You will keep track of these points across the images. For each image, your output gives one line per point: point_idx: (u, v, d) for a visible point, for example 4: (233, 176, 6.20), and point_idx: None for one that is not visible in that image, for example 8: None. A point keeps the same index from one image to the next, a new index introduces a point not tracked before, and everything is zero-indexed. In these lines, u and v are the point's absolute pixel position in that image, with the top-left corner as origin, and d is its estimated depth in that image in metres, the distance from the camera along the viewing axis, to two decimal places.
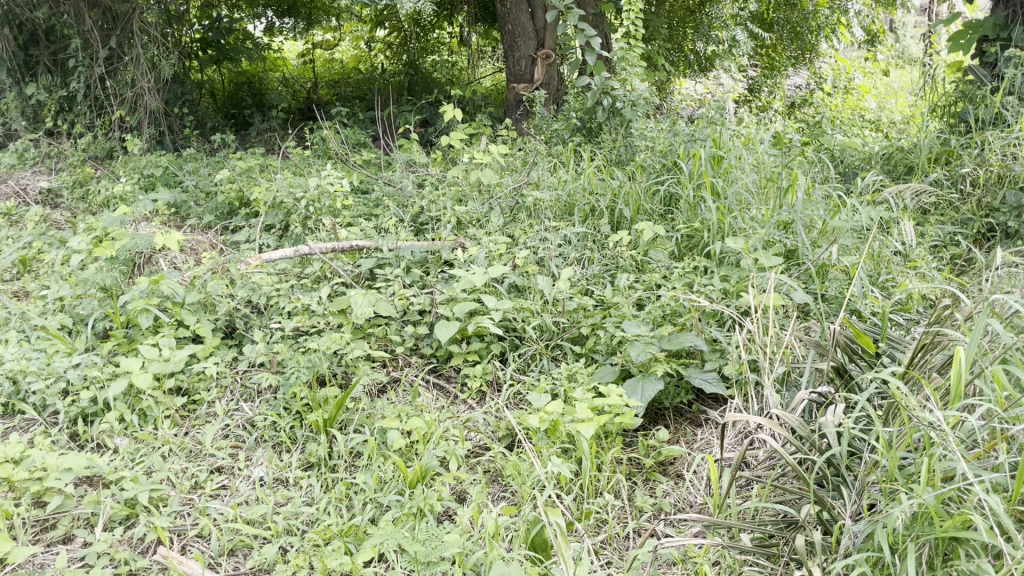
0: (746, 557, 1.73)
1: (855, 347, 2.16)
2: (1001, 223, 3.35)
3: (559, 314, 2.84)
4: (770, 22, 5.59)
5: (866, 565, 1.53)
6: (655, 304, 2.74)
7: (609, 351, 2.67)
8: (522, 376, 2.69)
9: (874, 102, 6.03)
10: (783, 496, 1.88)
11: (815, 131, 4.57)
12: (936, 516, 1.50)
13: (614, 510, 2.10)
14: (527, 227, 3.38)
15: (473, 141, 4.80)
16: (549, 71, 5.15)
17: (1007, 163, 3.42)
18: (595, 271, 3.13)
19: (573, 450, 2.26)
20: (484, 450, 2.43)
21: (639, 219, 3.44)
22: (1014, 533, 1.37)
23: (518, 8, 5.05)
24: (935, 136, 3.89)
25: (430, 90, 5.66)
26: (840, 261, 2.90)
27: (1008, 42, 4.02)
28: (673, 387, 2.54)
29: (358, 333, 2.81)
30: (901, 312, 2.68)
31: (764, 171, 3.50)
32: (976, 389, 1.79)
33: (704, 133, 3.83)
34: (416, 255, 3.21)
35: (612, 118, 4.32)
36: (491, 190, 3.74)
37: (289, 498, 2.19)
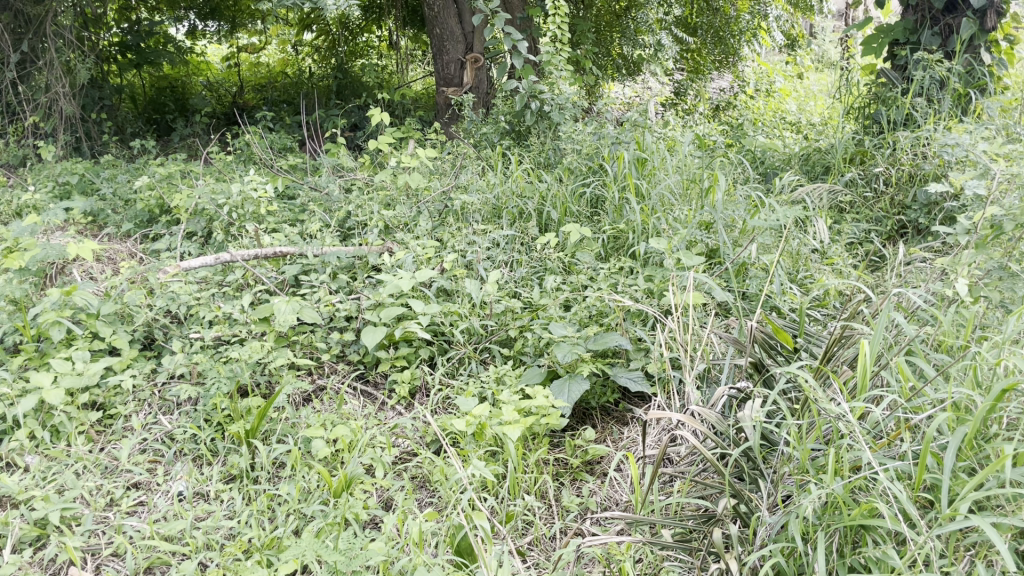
0: (667, 553, 1.74)
1: (773, 343, 2.21)
2: (912, 220, 3.47)
3: (487, 317, 2.84)
4: (694, 26, 5.71)
5: (780, 556, 1.57)
6: (582, 305, 2.76)
7: (536, 353, 2.68)
8: (450, 381, 2.66)
9: (794, 105, 6.15)
10: (703, 491, 1.92)
11: (738, 133, 4.70)
12: (845, 505, 1.55)
13: (540, 511, 2.11)
14: (455, 230, 3.36)
15: (402, 144, 4.76)
16: (478, 75, 5.15)
17: (917, 163, 3.55)
18: (523, 273, 3.13)
19: (499, 453, 2.26)
20: (411, 456, 2.41)
21: (567, 221, 3.47)
22: (917, 519, 1.42)
23: (446, 12, 5.05)
24: (850, 137, 4.02)
25: (359, 93, 5.62)
26: (759, 259, 2.97)
27: (917, 46, 4.17)
28: (599, 386, 2.56)
29: (283, 340, 2.76)
30: (819, 308, 2.76)
31: (687, 172, 3.57)
32: (882, 381, 1.85)
33: (628, 136, 3.89)
34: (343, 261, 3.18)
35: (540, 121, 4.33)
36: (419, 194, 3.72)
37: (209, 513, 2.14)
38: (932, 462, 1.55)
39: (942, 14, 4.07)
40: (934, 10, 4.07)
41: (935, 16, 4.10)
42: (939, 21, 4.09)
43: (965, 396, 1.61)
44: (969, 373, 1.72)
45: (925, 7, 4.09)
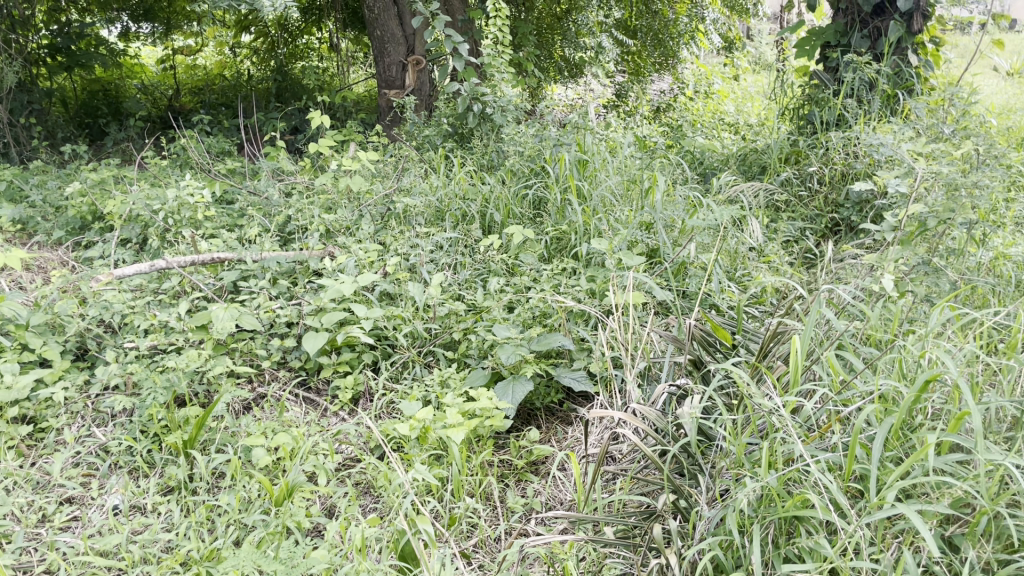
0: (609, 550, 1.76)
1: (711, 340, 2.25)
2: (845, 218, 3.57)
3: (431, 320, 2.83)
4: (634, 29, 5.75)
5: (718, 549, 1.60)
6: (524, 306, 2.77)
7: (480, 355, 2.68)
8: (394, 385, 2.65)
9: (733, 105, 6.25)
10: (645, 488, 1.95)
11: (677, 134, 4.76)
12: (779, 498, 1.59)
13: (484, 514, 2.10)
14: (397, 233, 3.33)
15: (344, 146, 4.71)
16: (420, 77, 5.13)
17: (849, 162, 3.65)
18: (467, 275, 3.12)
19: (444, 456, 2.25)
20: (355, 462, 2.39)
21: (510, 223, 3.47)
22: (847, 509, 1.46)
23: (386, 14, 5.01)
24: (785, 137, 4.11)
25: (299, 96, 5.54)
26: (698, 258, 3.03)
27: (847, 48, 4.28)
28: (543, 387, 2.58)
29: (221, 348, 2.71)
30: (756, 305, 2.82)
31: (627, 174, 3.62)
32: (814, 374, 1.90)
33: (569, 138, 3.92)
34: (283, 265, 3.13)
35: (483, 123, 4.33)
36: (361, 197, 3.68)
37: (146, 525, 2.09)
38: (861, 453, 1.60)
39: (871, 17, 4.19)
40: (864, 13, 4.18)
41: (864, 19, 4.21)
42: (869, 23, 4.22)
43: (892, 388, 1.68)
44: (896, 365, 1.79)
45: (855, 10, 4.21)
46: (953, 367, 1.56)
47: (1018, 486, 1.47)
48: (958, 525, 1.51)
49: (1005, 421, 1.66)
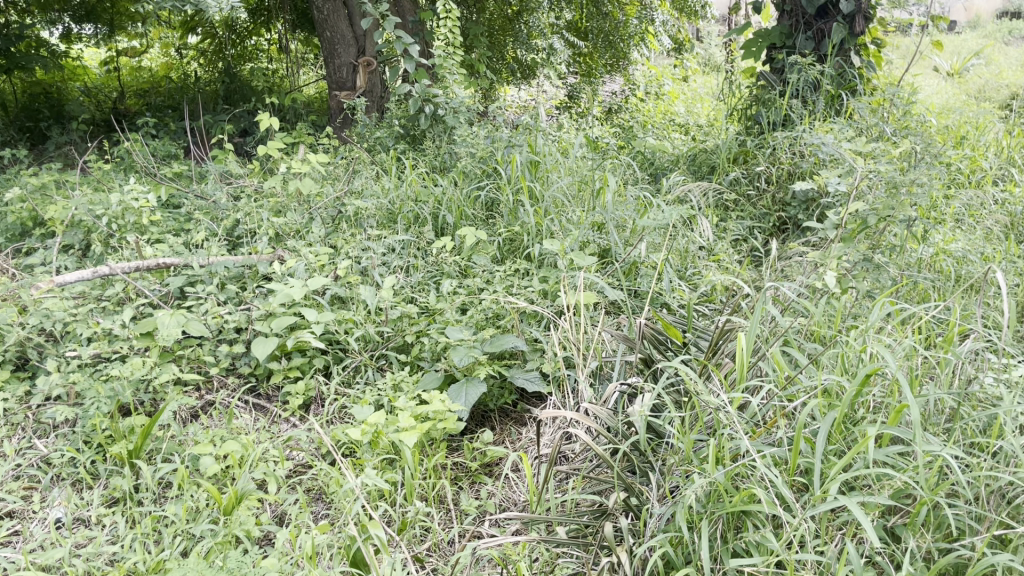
0: (561, 550, 1.77)
1: (661, 338, 2.28)
2: (792, 216, 3.62)
3: (382, 323, 2.81)
4: (585, 31, 5.80)
5: (669, 546, 1.61)
6: (477, 308, 2.77)
7: (433, 358, 2.66)
8: (346, 390, 2.62)
9: (684, 106, 6.31)
10: (597, 486, 1.96)
11: (629, 135, 4.80)
12: (726, 493, 1.61)
13: (438, 517, 2.09)
14: (348, 236, 3.29)
15: (293, 149, 4.65)
16: (371, 79, 5.10)
17: (795, 162, 3.72)
18: (420, 278, 3.09)
19: (396, 460, 2.23)
20: (306, 468, 2.37)
21: (462, 225, 3.46)
22: (792, 502, 1.48)
23: (336, 15, 4.96)
24: (733, 137, 4.18)
25: (248, 98, 5.46)
26: (649, 258, 3.06)
27: (792, 49, 4.36)
28: (497, 388, 2.57)
29: (168, 355, 2.65)
30: (706, 303, 2.86)
31: (578, 175, 3.64)
32: (761, 371, 1.94)
33: (520, 139, 3.92)
34: (231, 270, 3.08)
35: (435, 125, 4.31)
36: (311, 200, 3.64)
37: (90, 538, 2.04)
38: (805, 447, 1.63)
39: (814, 19, 4.26)
40: (807, 16, 4.26)
41: (808, 21, 4.29)
42: (812, 25, 4.28)
43: (835, 382, 1.71)
44: (839, 360, 1.83)
45: (799, 12, 4.28)
46: (892, 361, 1.60)
47: (955, 476, 1.51)
48: (899, 516, 1.54)
49: (944, 413, 1.71)
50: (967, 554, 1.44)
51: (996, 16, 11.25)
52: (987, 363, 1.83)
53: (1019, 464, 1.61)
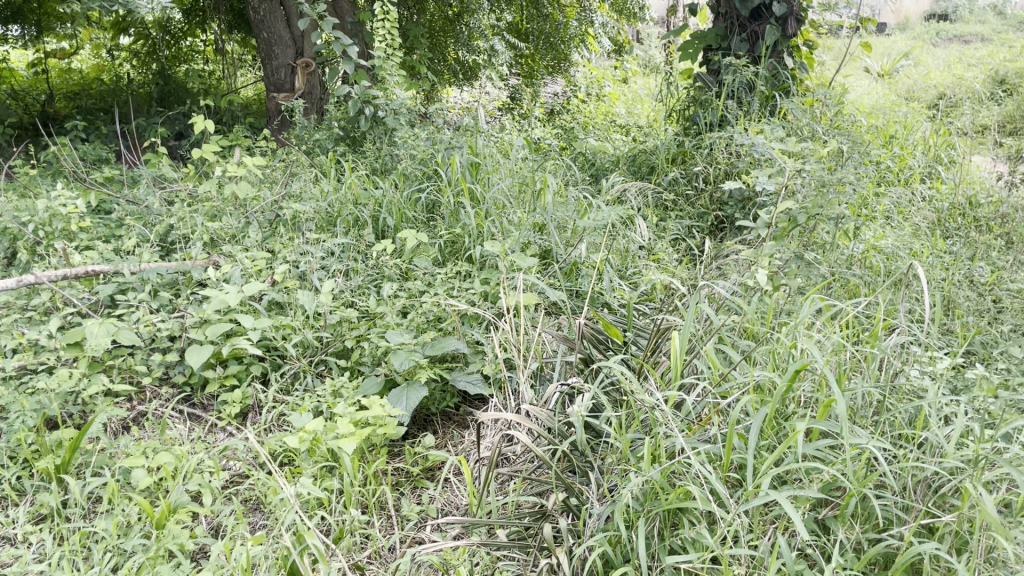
0: (502, 553, 1.76)
1: (601, 338, 2.29)
2: (729, 216, 3.68)
3: (322, 328, 2.75)
4: (525, 33, 5.82)
5: (607, 545, 1.62)
6: (418, 311, 2.74)
7: (374, 363, 2.62)
8: (285, 397, 2.56)
9: (624, 107, 6.36)
10: (538, 487, 1.96)
11: (570, 136, 4.82)
12: (662, 491, 1.62)
13: (379, 524, 2.07)
14: (286, 240, 3.22)
15: (229, 151, 4.56)
16: (310, 80, 5.03)
17: (731, 162, 3.79)
18: (360, 282, 3.04)
19: (336, 467, 2.20)
20: (244, 478, 2.32)
21: (403, 227, 3.43)
22: (726, 498, 1.51)
23: (273, 15, 4.87)
24: (672, 138, 4.23)
25: (183, 100, 5.34)
26: (590, 258, 3.08)
27: (727, 51, 4.43)
28: (438, 392, 2.56)
29: (98, 366, 2.57)
30: (646, 302, 2.90)
31: (519, 176, 3.64)
32: (696, 368, 1.96)
33: (461, 141, 3.90)
34: (164, 277, 3.00)
35: (375, 127, 4.27)
36: (248, 204, 3.57)
37: (15, 557, 1.96)
38: (738, 442, 1.66)
39: (749, 21, 4.34)
40: (741, 18, 4.33)
41: (742, 23, 4.36)
42: (747, 27, 4.36)
43: (767, 378, 1.75)
44: (771, 357, 1.87)
45: (733, 15, 4.35)
46: (820, 356, 1.64)
47: (882, 468, 1.55)
48: (830, 509, 1.58)
49: (870, 406, 1.76)
50: (895, 543, 1.48)
51: (923, 18, 11.65)
52: (912, 356, 1.89)
53: (943, 454, 1.66)
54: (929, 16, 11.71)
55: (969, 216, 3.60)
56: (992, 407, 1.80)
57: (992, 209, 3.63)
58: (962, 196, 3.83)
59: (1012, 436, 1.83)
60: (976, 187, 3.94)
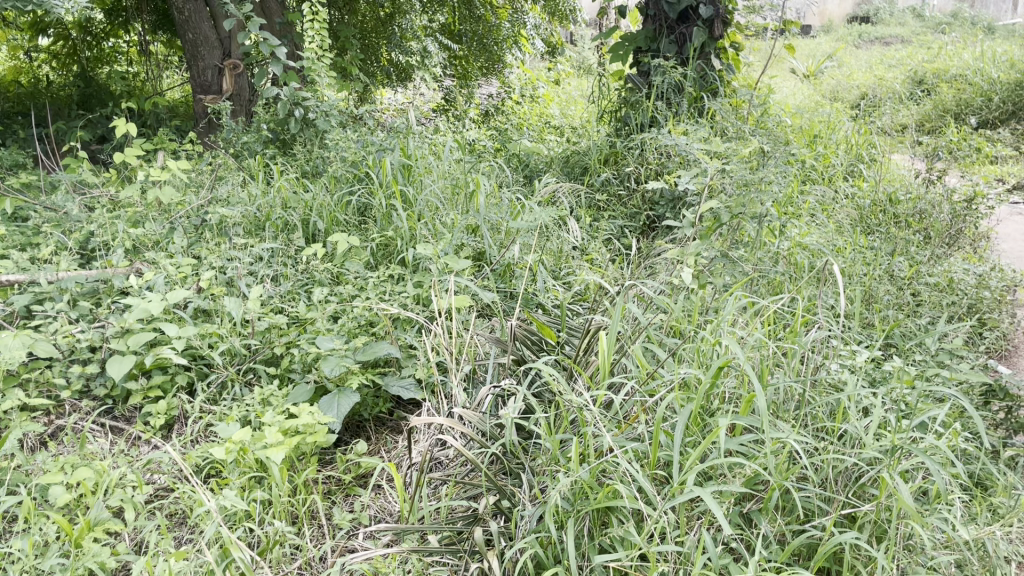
0: (433, 559, 1.74)
1: (532, 340, 2.30)
2: (660, 215, 3.74)
3: (249, 336, 2.68)
4: (458, 34, 5.80)
5: (538, 546, 1.62)
6: (349, 315, 2.69)
7: (304, 370, 2.57)
8: (212, 407, 2.49)
9: (558, 108, 6.38)
10: (471, 491, 1.95)
11: (504, 137, 4.82)
12: (591, 490, 1.63)
13: (310, 533, 2.03)
14: (212, 245, 3.14)
15: (154, 155, 4.42)
16: (237, 82, 4.91)
17: (662, 162, 3.85)
18: (289, 287, 2.96)
19: (265, 478, 2.14)
20: (169, 491, 2.25)
21: (334, 231, 3.37)
22: (653, 495, 1.52)
23: (198, 15, 4.75)
24: (604, 139, 4.27)
25: (105, 103, 5.20)
26: (523, 259, 3.09)
27: (656, 53, 4.50)
28: (371, 397, 2.52)
29: (12, 380, 2.46)
30: (580, 302, 2.92)
31: (451, 177, 3.63)
32: (624, 368, 1.98)
33: (392, 142, 3.86)
34: (83, 286, 2.89)
35: (305, 129, 4.19)
36: (173, 209, 3.47)
37: None
38: (665, 440, 1.68)
39: (676, 24, 4.42)
40: (670, 20, 4.41)
41: (671, 26, 4.44)
42: (675, 30, 4.43)
43: (692, 375, 1.77)
44: (696, 354, 1.89)
45: (662, 17, 4.42)
46: (741, 352, 1.68)
47: (802, 461, 1.59)
48: (754, 502, 1.61)
49: (793, 400, 1.80)
50: (817, 534, 1.52)
51: (846, 20, 12.02)
52: (833, 350, 1.94)
53: (862, 446, 1.71)
54: (852, 18, 12.09)
55: (889, 212, 3.73)
56: (909, 398, 1.87)
57: (910, 205, 3.76)
58: (882, 193, 3.96)
59: (927, 426, 1.90)
60: (895, 184, 4.08)
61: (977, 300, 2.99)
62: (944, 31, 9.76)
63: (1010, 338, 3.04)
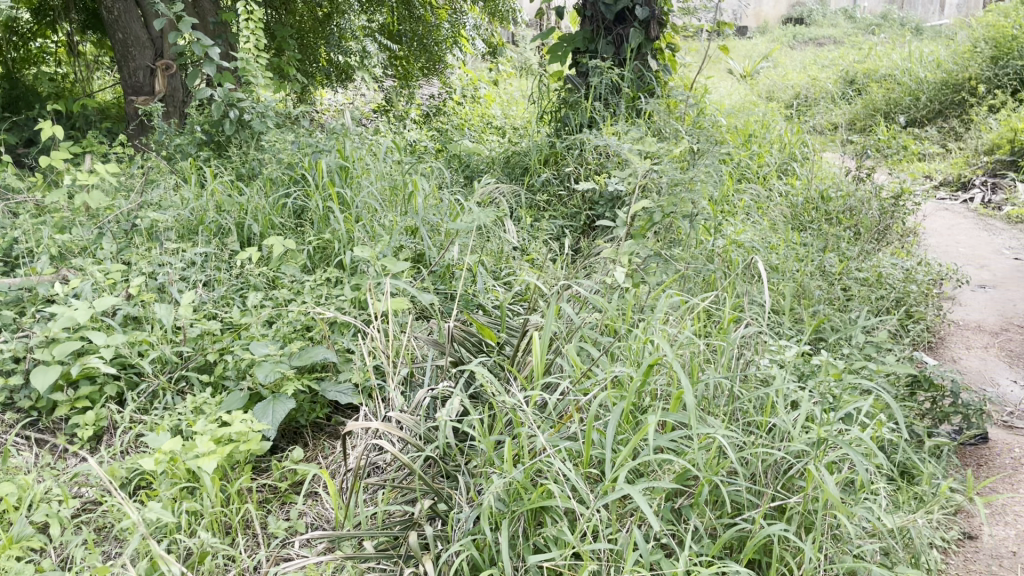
0: (369, 565, 1.72)
1: (470, 342, 2.29)
2: (600, 215, 3.76)
3: (181, 343, 2.62)
4: (397, 34, 5.74)
5: (473, 549, 1.62)
6: (285, 320, 2.65)
7: (238, 376, 2.51)
8: (142, 417, 2.43)
9: (500, 108, 6.37)
10: (407, 495, 1.93)
11: (445, 138, 4.79)
12: (525, 491, 1.64)
13: (245, 543, 1.99)
14: (143, 251, 3.06)
15: (82, 158, 4.28)
16: (170, 83, 4.80)
17: (601, 162, 3.88)
18: (223, 292, 2.91)
19: (197, 488, 2.09)
20: (97, 505, 2.19)
21: (270, 234, 3.31)
22: (585, 493, 1.54)
23: (128, 15, 4.63)
24: (544, 139, 4.28)
25: (32, 104, 5.02)
26: (463, 260, 3.08)
27: (594, 54, 4.53)
28: (307, 403, 2.48)
29: None
30: (519, 302, 2.92)
31: (390, 179, 3.60)
32: (559, 367, 1.99)
33: (329, 144, 3.81)
34: (6, 294, 2.79)
35: (240, 130, 4.10)
36: (101, 214, 3.37)
37: None
38: (597, 438, 1.70)
39: (614, 25, 4.45)
40: (607, 22, 4.44)
41: (608, 27, 4.47)
42: (612, 31, 4.47)
43: (624, 374, 1.79)
44: (629, 352, 1.91)
45: (599, 19, 4.45)
46: (670, 350, 1.70)
47: (731, 455, 1.63)
48: (685, 497, 1.64)
49: (723, 396, 1.83)
50: (746, 526, 1.55)
51: (781, 21, 12.26)
52: (762, 346, 1.97)
53: (790, 439, 1.75)
54: (787, 19, 12.34)
55: (821, 210, 3.82)
56: (835, 391, 1.92)
57: (841, 203, 3.86)
58: (815, 190, 4.04)
59: (852, 417, 1.96)
60: (827, 182, 4.18)
61: (904, 294, 3.09)
62: (875, 32, 10.05)
63: (935, 330, 3.14)
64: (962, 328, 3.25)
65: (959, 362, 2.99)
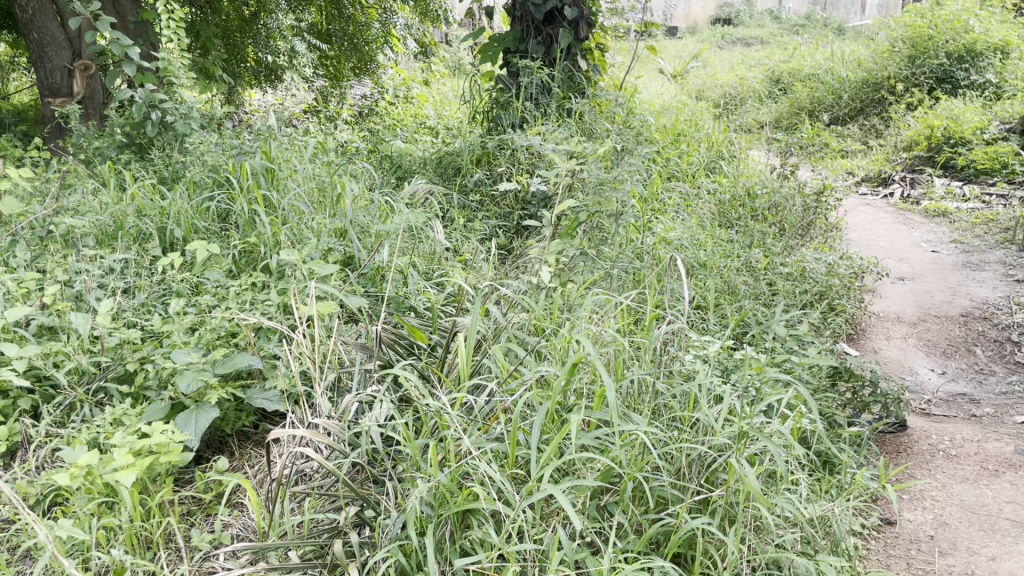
0: None
1: (398, 345, 2.27)
2: (533, 214, 3.77)
3: (99, 353, 2.52)
4: (327, 33, 5.66)
5: (400, 555, 1.60)
6: (208, 327, 2.58)
7: (160, 386, 2.44)
8: (58, 431, 2.34)
9: (433, 108, 6.34)
10: (334, 503, 1.90)
11: (377, 139, 4.74)
12: (451, 494, 1.63)
13: (167, 557, 1.93)
14: (58, 258, 2.94)
15: None
16: (90, 84, 4.63)
17: (531, 161, 3.89)
18: (143, 300, 2.81)
19: (116, 502, 2.02)
20: (9, 523, 2.09)
21: (194, 238, 3.23)
22: (510, 495, 1.54)
23: (43, 14, 4.46)
24: (475, 140, 4.27)
25: None
26: (393, 262, 3.05)
27: (525, 54, 4.53)
28: (233, 412, 2.43)
29: None
30: (450, 303, 2.91)
31: (318, 181, 3.55)
32: (485, 368, 1.98)
33: (255, 145, 3.73)
34: None
35: (163, 132, 3.98)
36: (13, 220, 3.23)
37: None
38: (523, 439, 1.70)
39: (543, 25, 4.46)
40: (537, 21, 4.45)
41: (537, 27, 4.48)
42: (541, 31, 4.48)
43: (550, 374, 1.79)
44: (555, 353, 1.91)
45: (528, 19, 4.46)
46: (594, 349, 1.71)
47: (654, 452, 1.65)
48: (610, 495, 1.65)
49: (647, 392, 1.85)
50: (668, 521, 1.58)
51: (709, 22, 12.49)
52: (686, 343, 2.00)
53: (713, 433, 1.78)
54: (715, 20, 12.56)
55: (748, 206, 3.89)
56: (755, 385, 1.96)
57: (767, 199, 3.95)
58: (741, 187, 4.11)
59: (773, 410, 2.01)
60: (753, 179, 4.26)
61: (827, 288, 3.18)
62: (799, 33, 10.34)
63: (856, 322, 3.24)
64: (882, 320, 3.36)
65: (879, 352, 3.09)
